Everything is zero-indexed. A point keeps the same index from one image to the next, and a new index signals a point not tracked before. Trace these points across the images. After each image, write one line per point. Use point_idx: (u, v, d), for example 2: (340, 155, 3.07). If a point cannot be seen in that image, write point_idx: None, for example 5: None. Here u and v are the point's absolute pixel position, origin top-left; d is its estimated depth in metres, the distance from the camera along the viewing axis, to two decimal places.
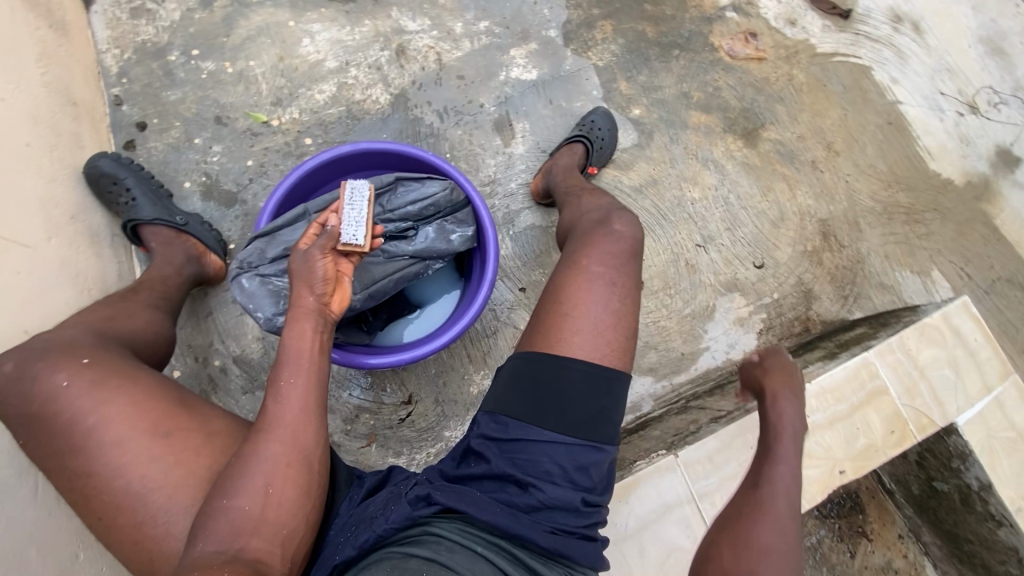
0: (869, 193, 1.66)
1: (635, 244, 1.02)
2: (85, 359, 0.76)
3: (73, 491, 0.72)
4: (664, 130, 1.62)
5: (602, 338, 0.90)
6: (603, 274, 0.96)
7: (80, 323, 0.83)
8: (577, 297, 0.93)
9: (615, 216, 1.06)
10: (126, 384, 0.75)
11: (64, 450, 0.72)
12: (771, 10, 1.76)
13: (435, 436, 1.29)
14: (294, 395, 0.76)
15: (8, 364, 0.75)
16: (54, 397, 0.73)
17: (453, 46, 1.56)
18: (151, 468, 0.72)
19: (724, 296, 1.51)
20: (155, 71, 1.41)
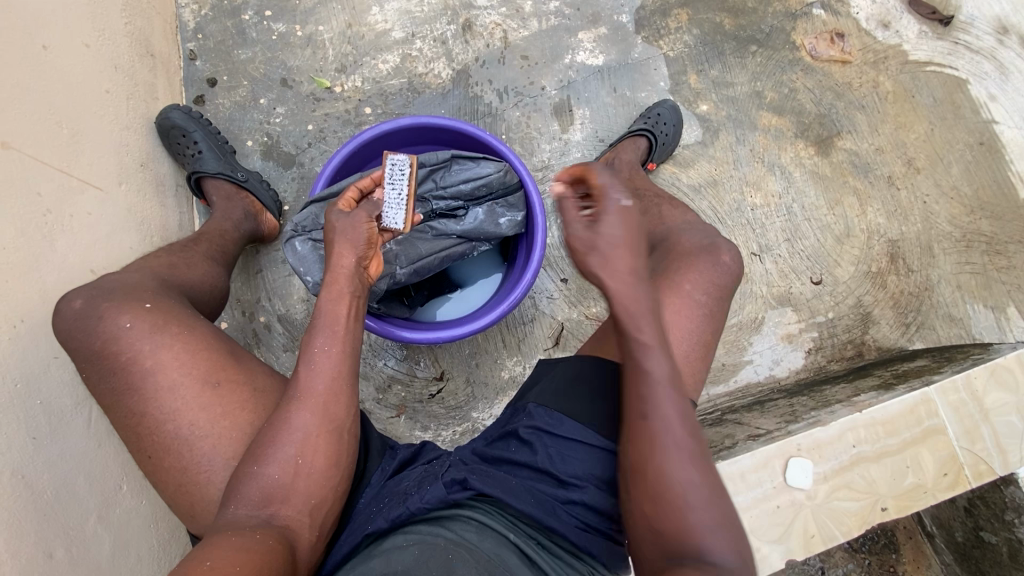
0: (948, 217, 1.54)
1: (733, 278, 1.01)
2: (148, 304, 0.78)
3: (126, 429, 0.76)
4: (731, 130, 1.54)
5: (687, 367, 0.92)
6: (701, 303, 0.95)
7: (143, 268, 0.87)
8: (670, 319, 0.93)
9: (723, 245, 1.04)
10: (184, 332, 0.78)
11: (123, 389, 0.75)
12: (863, 10, 1.64)
13: (463, 416, 1.29)
14: (326, 364, 0.76)
15: (76, 301, 0.78)
16: (117, 337, 0.75)
17: (521, 25, 1.53)
18: (200, 417, 0.75)
19: (775, 309, 1.44)
20: (229, 29, 1.44)
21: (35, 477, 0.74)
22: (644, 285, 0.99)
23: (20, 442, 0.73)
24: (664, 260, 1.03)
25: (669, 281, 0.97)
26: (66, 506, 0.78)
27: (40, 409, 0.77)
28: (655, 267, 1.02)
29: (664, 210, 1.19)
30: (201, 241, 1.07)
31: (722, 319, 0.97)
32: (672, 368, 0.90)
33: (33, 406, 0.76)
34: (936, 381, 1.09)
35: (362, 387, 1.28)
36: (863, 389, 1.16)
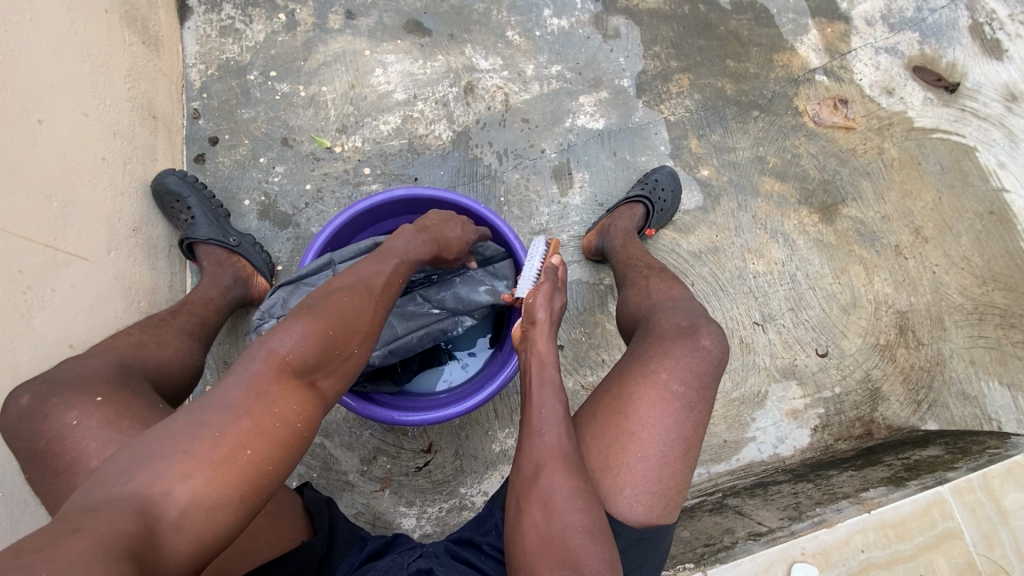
0: (959, 287, 1.50)
1: (717, 362, 0.91)
2: (98, 398, 0.74)
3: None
4: (732, 195, 1.52)
5: (666, 469, 0.82)
6: (680, 394, 0.85)
7: (116, 350, 0.85)
8: (644, 416, 0.84)
9: (704, 325, 0.94)
10: (132, 428, 0.71)
11: (60, 496, 0.69)
12: (868, 76, 1.64)
13: (450, 492, 1.24)
14: (342, 312, 0.77)
15: (24, 397, 0.75)
16: (64, 436, 0.71)
17: (522, 88, 1.54)
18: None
19: (779, 383, 1.39)
20: (233, 89, 1.46)
21: None
22: (618, 376, 0.91)
23: None
24: (641, 344, 0.94)
25: (643, 370, 0.88)
26: None
27: None
28: (632, 352, 0.94)
29: (652, 283, 1.12)
30: (183, 311, 1.05)
31: (709, 410, 0.87)
32: (647, 474, 0.81)
33: None
34: (950, 480, 1.06)
35: (346, 458, 1.24)
36: (872, 482, 1.12)
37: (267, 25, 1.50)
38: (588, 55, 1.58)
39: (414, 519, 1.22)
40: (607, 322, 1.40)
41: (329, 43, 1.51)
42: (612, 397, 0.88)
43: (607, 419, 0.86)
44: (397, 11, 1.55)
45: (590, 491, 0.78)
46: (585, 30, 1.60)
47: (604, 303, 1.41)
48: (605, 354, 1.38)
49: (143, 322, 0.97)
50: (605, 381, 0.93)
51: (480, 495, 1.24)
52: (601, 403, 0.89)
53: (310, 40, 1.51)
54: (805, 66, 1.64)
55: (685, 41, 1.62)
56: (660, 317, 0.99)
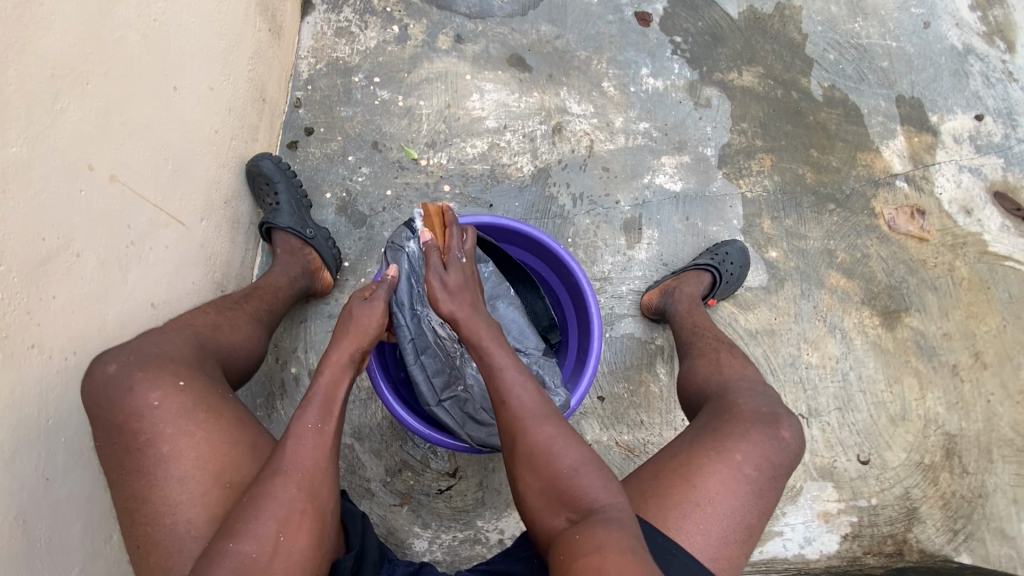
0: (1012, 422, 1.46)
1: (790, 457, 0.94)
2: (181, 382, 0.78)
3: (125, 509, 0.74)
4: (797, 282, 1.52)
5: (726, 548, 0.84)
6: (750, 479, 0.88)
7: (186, 328, 0.88)
8: (712, 489, 0.86)
9: (785, 417, 0.97)
10: (209, 420, 0.77)
11: (132, 470, 0.74)
12: (948, 191, 1.64)
13: (467, 522, 1.22)
14: (318, 430, 0.78)
15: (110, 364, 0.77)
16: (141, 415, 0.75)
17: (608, 138, 1.57)
18: (202, 511, 0.73)
19: (814, 482, 1.37)
20: (337, 87, 1.52)
21: (34, 522, 0.69)
22: (690, 444, 0.93)
23: (32, 483, 0.69)
24: (715, 418, 0.97)
25: (719, 445, 0.91)
26: (54, 552, 0.73)
27: (62, 448, 0.74)
28: (705, 424, 0.96)
29: (722, 356, 1.14)
30: (254, 296, 1.09)
31: (772, 500, 0.90)
32: (704, 547, 0.82)
33: (57, 443, 0.73)
34: None
35: (372, 465, 1.23)
36: None
37: (380, 33, 1.57)
38: (677, 119, 1.62)
39: (427, 542, 1.20)
40: (653, 383, 1.39)
41: (434, 61, 1.57)
42: (682, 463, 0.89)
43: (674, 484, 0.87)
44: (503, 44, 1.60)
45: (602, 476, 0.78)
46: (678, 95, 1.64)
47: (653, 363, 1.40)
48: (645, 415, 1.36)
49: (219, 302, 1.01)
50: (672, 446, 0.95)
51: (497, 533, 1.21)
52: (670, 465, 0.90)
53: (417, 55, 1.57)
54: (888, 170, 1.65)
55: (773, 123, 1.65)
56: (737, 396, 1.01)
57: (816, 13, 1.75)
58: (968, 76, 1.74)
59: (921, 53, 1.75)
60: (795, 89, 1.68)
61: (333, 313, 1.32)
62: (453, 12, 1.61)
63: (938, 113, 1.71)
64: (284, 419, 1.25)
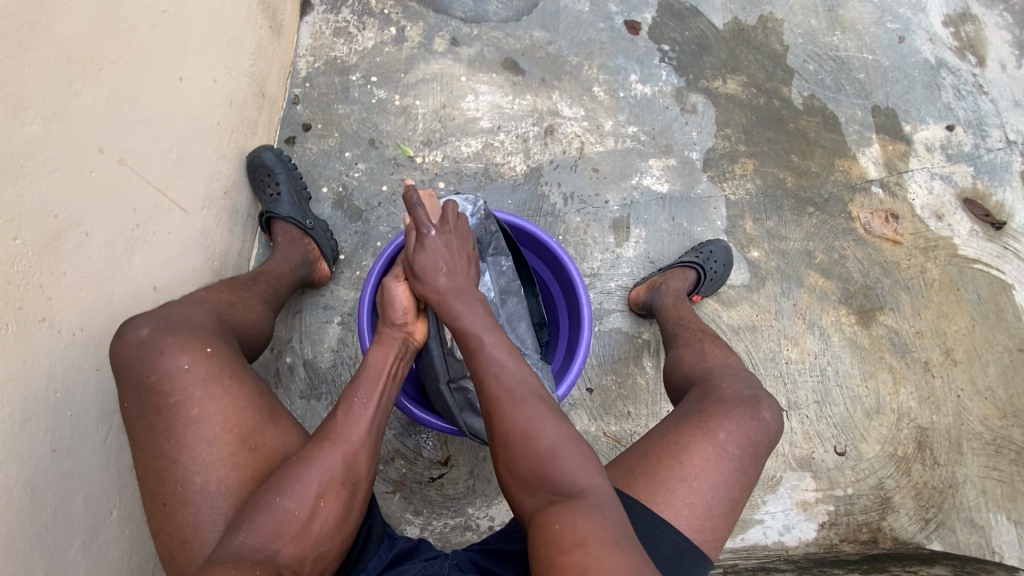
0: (980, 416, 1.53)
1: (771, 436, 0.98)
2: (208, 349, 0.81)
3: (149, 470, 0.75)
4: (777, 281, 1.58)
5: (710, 521, 0.88)
6: (733, 456, 0.93)
7: (207, 302, 0.90)
8: (697, 467, 0.90)
9: (765, 399, 1.01)
10: (235, 385, 0.79)
11: (159, 431, 0.76)
12: (920, 197, 1.72)
13: (457, 509, 1.24)
14: (361, 416, 0.83)
15: (142, 329, 0.80)
16: (174, 377, 0.77)
17: (598, 140, 1.63)
18: (231, 472, 0.75)
19: (793, 472, 1.42)
20: (335, 85, 1.56)
21: (41, 492, 0.71)
22: (676, 425, 0.97)
23: (40, 454, 0.71)
24: (699, 401, 1.01)
25: (703, 426, 0.95)
26: (57, 525, 0.74)
27: (68, 421, 0.76)
28: (691, 406, 1.01)
29: (706, 346, 1.19)
30: (261, 280, 1.11)
31: (753, 477, 0.94)
32: (690, 520, 0.86)
33: (63, 416, 0.75)
34: None
35: None
36: None
37: (378, 34, 1.61)
38: (664, 123, 1.68)
39: (418, 529, 1.22)
40: (640, 375, 1.43)
41: (430, 63, 1.62)
42: (669, 443, 0.94)
43: (661, 461, 0.91)
44: (497, 48, 1.66)
45: (548, 415, 0.82)
46: (665, 101, 1.70)
47: (640, 357, 1.45)
48: (632, 407, 1.40)
49: (230, 282, 1.03)
50: (659, 427, 0.99)
51: (487, 520, 1.24)
52: (657, 444, 0.94)
53: (413, 57, 1.61)
54: (864, 176, 1.72)
55: (756, 129, 1.72)
56: (720, 380, 1.06)
57: (797, 26, 1.83)
58: (940, 89, 1.83)
59: (895, 66, 1.84)
60: (777, 97, 1.76)
61: (328, 305, 1.35)
62: (449, 16, 1.66)
63: (911, 123, 1.79)
64: None
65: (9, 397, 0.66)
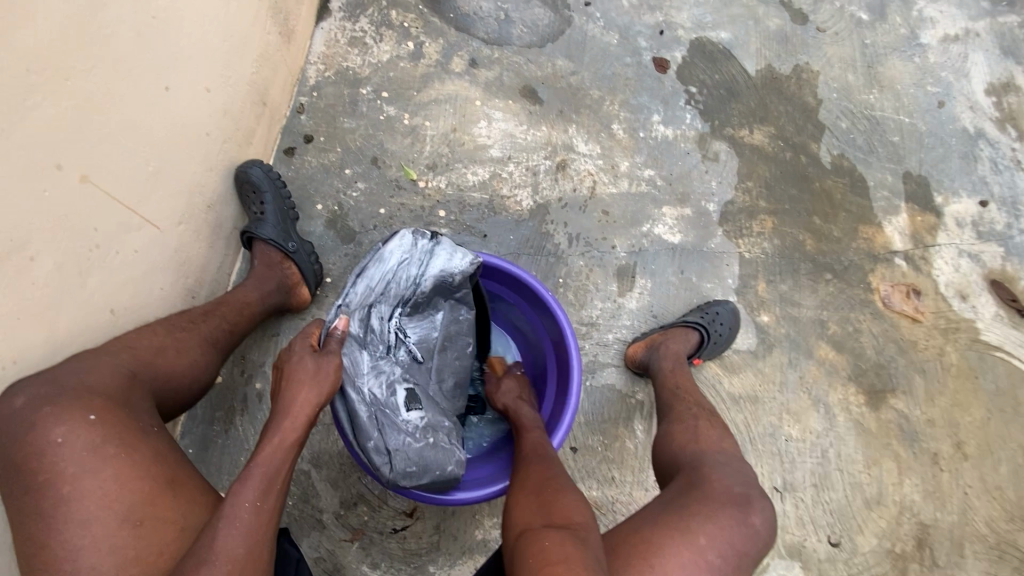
0: (987, 518, 1.43)
1: (759, 545, 0.90)
2: (92, 416, 0.71)
3: (20, 555, 0.67)
4: (785, 350, 1.49)
5: None
6: (713, 566, 0.84)
7: (122, 353, 0.82)
8: (671, 572, 0.82)
9: (757, 502, 0.94)
10: (121, 454, 0.71)
11: (27, 513, 0.67)
12: (945, 274, 1.63)
13: (418, 567, 1.16)
14: (255, 525, 0.71)
15: (18, 397, 0.70)
16: (43, 452, 0.68)
17: (612, 181, 1.55)
18: (105, 557, 0.66)
19: (781, 560, 1.33)
20: (343, 97, 1.49)
21: None
22: (656, 519, 0.89)
23: None
24: (685, 493, 0.93)
25: (685, 525, 0.87)
26: None
27: None
28: (675, 499, 0.93)
29: (699, 424, 1.10)
30: (216, 313, 1.05)
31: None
32: None
33: None
34: None
35: (326, 495, 1.17)
36: None
37: (394, 48, 1.54)
38: (682, 169, 1.60)
39: None
40: (629, 439, 1.34)
41: (445, 83, 1.54)
42: (644, 539, 0.85)
43: (632, 560, 0.83)
44: (517, 74, 1.58)
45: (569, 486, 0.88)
46: (687, 146, 1.62)
47: (631, 418, 1.36)
48: (616, 471, 1.32)
49: (175, 319, 0.96)
50: (638, 519, 0.91)
51: None
52: (632, 540, 0.86)
53: (428, 74, 1.54)
54: (888, 246, 1.63)
55: (779, 185, 1.63)
56: (710, 470, 0.98)
57: (833, 80, 1.75)
58: (976, 161, 1.73)
59: (932, 132, 1.75)
60: (804, 153, 1.67)
61: None
62: (471, 36, 1.59)
63: (943, 194, 1.70)
64: (240, 438, 1.19)
65: None
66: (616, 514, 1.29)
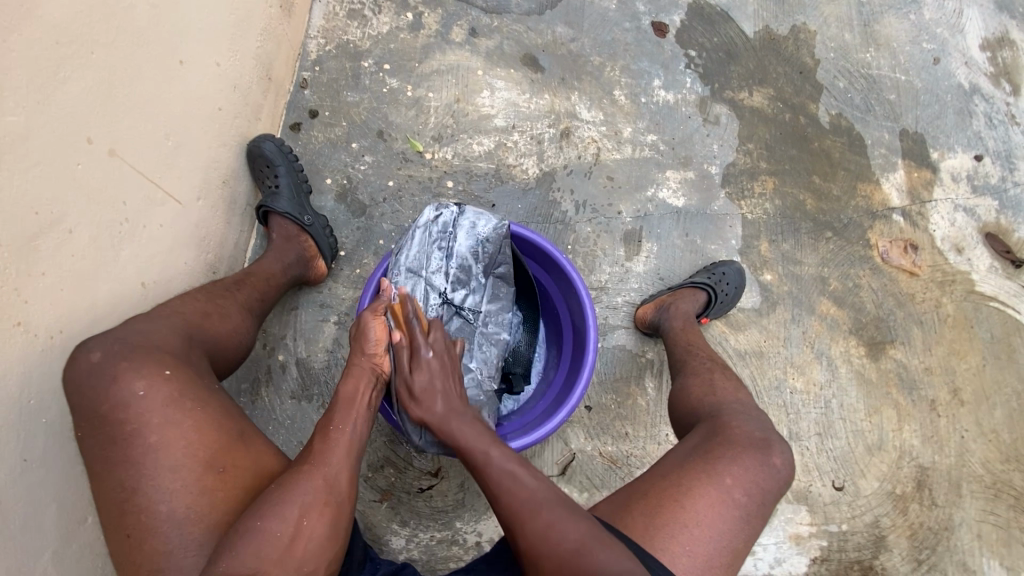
0: (982, 459, 1.50)
1: (780, 483, 0.95)
2: (168, 371, 0.76)
3: (108, 501, 0.72)
4: (789, 306, 1.53)
5: (709, 569, 0.85)
6: (738, 504, 0.89)
7: (175, 315, 0.87)
8: (701, 511, 0.87)
9: (777, 444, 0.98)
10: (198, 407, 0.76)
11: (116, 461, 0.72)
12: (941, 229, 1.67)
13: (445, 523, 1.21)
14: (340, 441, 0.83)
15: (94, 354, 0.76)
16: (127, 404, 0.73)
17: (615, 147, 1.57)
18: (196, 495, 0.72)
19: (789, 504, 1.39)
20: (346, 70, 1.49)
21: (10, 505, 0.69)
22: (681, 464, 0.94)
23: (8, 466, 0.68)
24: (708, 438, 0.98)
25: (709, 468, 0.92)
26: (26, 539, 0.71)
27: (43, 429, 0.73)
28: (697, 444, 0.97)
29: (715, 377, 1.14)
30: (246, 283, 1.08)
31: (758, 526, 0.91)
32: (688, 568, 0.84)
33: (36, 424, 0.72)
34: None
35: None
36: None
37: (393, 19, 1.54)
38: (684, 133, 1.62)
39: (404, 539, 1.19)
40: (641, 396, 1.39)
41: (446, 53, 1.54)
42: (671, 484, 0.90)
43: (663, 503, 0.88)
44: (517, 42, 1.58)
45: (566, 515, 0.76)
46: (688, 110, 1.63)
47: (642, 376, 1.41)
48: (630, 427, 1.37)
49: (210, 288, 1.00)
50: (664, 464, 0.96)
51: (475, 535, 1.21)
52: (659, 485, 0.91)
53: (429, 46, 1.54)
54: (885, 203, 1.67)
55: (779, 146, 1.65)
56: (730, 419, 1.01)
57: (830, 39, 1.76)
58: (971, 116, 1.76)
59: (927, 89, 1.77)
60: (803, 113, 1.69)
61: (325, 303, 1.30)
62: (469, 5, 1.58)
63: (939, 150, 1.73)
64: (268, 407, 1.23)
65: None
66: (631, 467, 1.35)
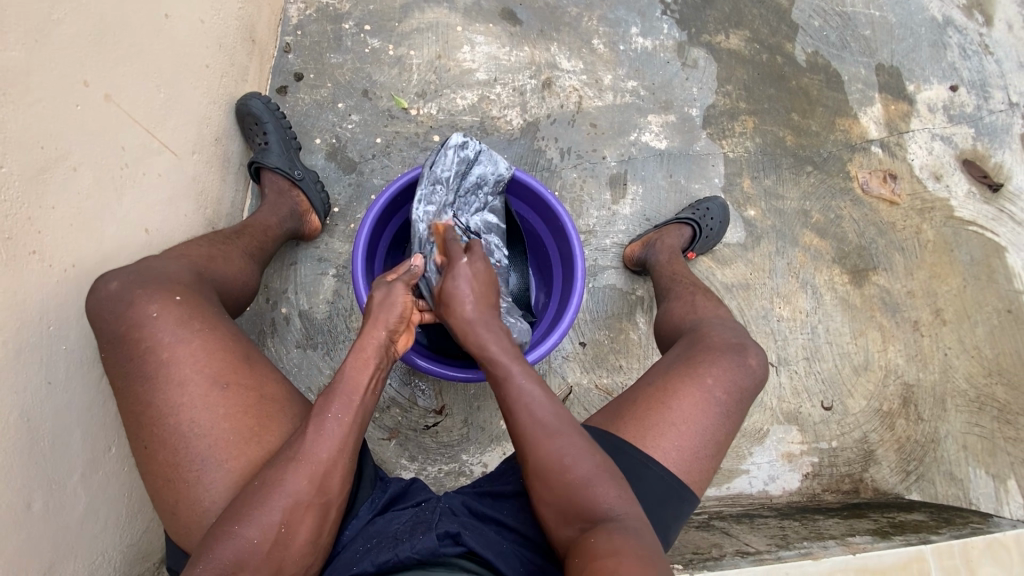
0: (965, 374, 1.55)
1: (756, 382, 1.01)
2: (177, 297, 0.82)
3: (129, 414, 0.79)
4: (773, 240, 1.58)
5: (697, 462, 0.90)
6: (720, 401, 0.95)
7: (183, 257, 0.91)
8: (686, 410, 0.92)
9: (752, 346, 1.03)
10: (204, 328, 0.81)
11: (132, 376, 0.78)
12: (919, 158, 1.71)
13: (452, 456, 1.27)
14: (336, 432, 0.79)
15: (111, 283, 0.81)
16: (141, 325, 0.79)
17: (597, 94, 1.60)
18: (202, 412, 0.78)
19: (780, 426, 1.45)
20: (327, 33, 1.51)
21: (39, 422, 0.74)
22: (664, 372, 0.99)
23: (37, 384, 0.74)
24: (690, 347, 1.03)
25: (692, 371, 0.97)
26: (59, 455, 0.77)
27: (64, 356, 0.78)
28: (679, 354, 1.03)
29: (697, 298, 1.19)
30: (243, 234, 1.12)
31: (738, 421, 0.97)
32: (678, 462, 0.89)
33: (58, 351, 0.77)
34: (933, 542, 1.18)
35: None
36: (857, 530, 1.23)
37: None
38: (664, 78, 1.65)
39: (414, 473, 1.25)
40: (632, 331, 1.45)
41: (425, 12, 1.57)
42: (657, 390, 0.95)
43: (651, 406, 0.93)
44: None
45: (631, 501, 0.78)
46: (666, 55, 1.66)
47: (633, 312, 1.46)
48: (624, 360, 1.42)
49: (210, 237, 1.04)
50: (649, 373, 1.01)
51: (480, 465, 1.27)
52: (646, 392, 0.96)
53: (408, 5, 1.56)
54: (864, 136, 1.70)
55: (757, 86, 1.68)
56: (706, 330, 1.07)
57: None
58: (946, 48, 1.79)
59: (902, 23, 1.79)
60: (780, 53, 1.72)
61: (322, 258, 1.35)
62: None
63: (915, 82, 1.76)
64: (274, 357, 1.28)
65: (3, 322, 0.68)
66: None
